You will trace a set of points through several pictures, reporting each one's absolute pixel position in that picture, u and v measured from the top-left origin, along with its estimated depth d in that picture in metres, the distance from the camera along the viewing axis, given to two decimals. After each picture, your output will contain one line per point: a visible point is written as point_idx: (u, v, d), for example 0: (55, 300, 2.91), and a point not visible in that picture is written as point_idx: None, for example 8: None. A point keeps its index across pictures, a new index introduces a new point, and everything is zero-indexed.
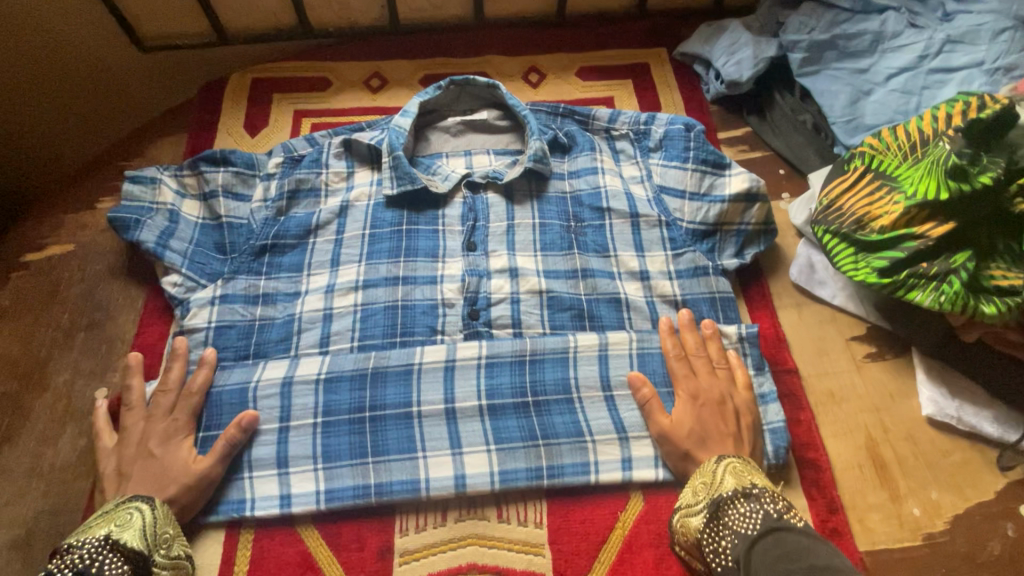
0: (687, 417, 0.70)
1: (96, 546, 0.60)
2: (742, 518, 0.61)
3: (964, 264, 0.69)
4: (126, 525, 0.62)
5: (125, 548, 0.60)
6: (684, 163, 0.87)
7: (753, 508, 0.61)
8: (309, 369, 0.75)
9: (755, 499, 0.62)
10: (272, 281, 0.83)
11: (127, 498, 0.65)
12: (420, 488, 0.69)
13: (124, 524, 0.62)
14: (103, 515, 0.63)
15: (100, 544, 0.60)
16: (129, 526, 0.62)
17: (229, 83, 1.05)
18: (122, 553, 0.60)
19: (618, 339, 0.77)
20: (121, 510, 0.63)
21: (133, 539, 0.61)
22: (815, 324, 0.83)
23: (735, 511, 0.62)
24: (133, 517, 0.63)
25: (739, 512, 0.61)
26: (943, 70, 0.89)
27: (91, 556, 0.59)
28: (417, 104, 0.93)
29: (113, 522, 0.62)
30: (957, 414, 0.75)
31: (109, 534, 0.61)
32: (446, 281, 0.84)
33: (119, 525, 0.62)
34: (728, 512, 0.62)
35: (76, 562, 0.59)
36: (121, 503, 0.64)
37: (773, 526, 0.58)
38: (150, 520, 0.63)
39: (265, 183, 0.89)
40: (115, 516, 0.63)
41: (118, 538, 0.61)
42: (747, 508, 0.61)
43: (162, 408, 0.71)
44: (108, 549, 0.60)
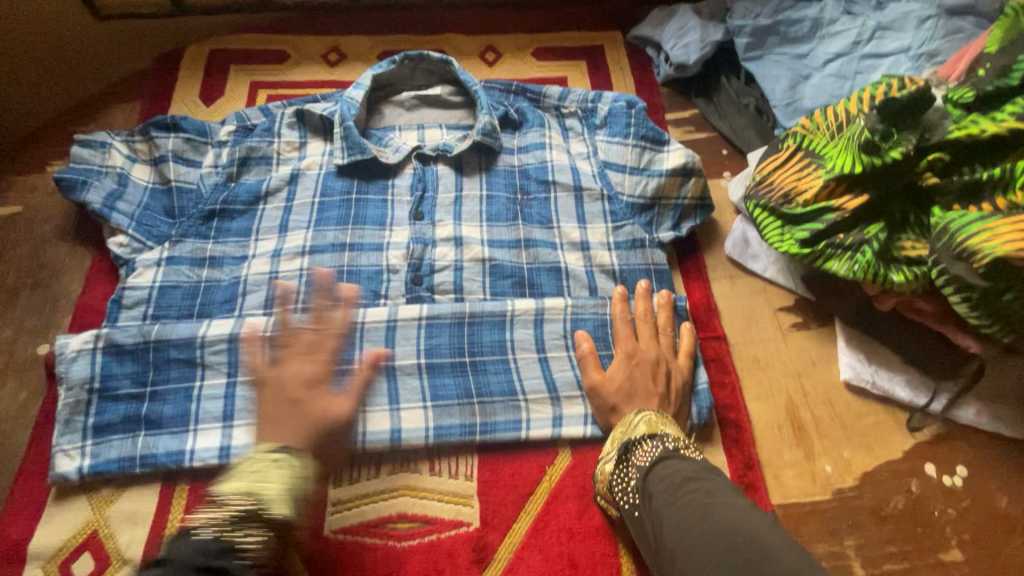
0: (618, 374, 0.73)
1: (245, 509, 0.57)
2: (644, 454, 0.66)
3: (876, 235, 0.73)
4: (275, 486, 0.59)
5: (271, 513, 0.58)
6: (626, 139, 0.90)
7: (655, 446, 0.66)
8: (255, 326, 0.77)
9: (659, 439, 0.67)
10: (220, 246, 0.85)
11: (265, 447, 0.62)
12: (357, 440, 0.71)
13: (270, 485, 0.59)
14: (242, 470, 0.60)
15: (249, 505, 0.57)
16: (278, 488, 0.59)
17: (186, 54, 1.05)
18: (266, 519, 0.57)
19: (555, 304, 0.80)
20: (259, 466, 0.60)
21: (280, 506, 0.59)
22: (746, 295, 0.87)
23: (640, 449, 0.66)
24: (279, 480, 0.60)
25: (642, 449, 0.66)
26: (874, 56, 0.93)
27: (234, 520, 0.56)
28: (370, 77, 0.95)
29: (258, 481, 0.59)
30: (872, 378, 0.79)
31: (253, 496, 0.58)
32: (391, 248, 0.86)
33: (265, 485, 0.59)
34: (634, 450, 0.67)
35: (225, 520, 0.56)
36: (262, 456, 0.61)
37: (666, 455, 0.64)
38: (294, 484, 0.61)
39: (217, 150, 0.91)
40: (258, 474, 0.60)
41: (264, 502, 0.58)
42: (650, 446, 0.66)
43: (301, 346, 0.70)
44: (257, 512, 0.57)
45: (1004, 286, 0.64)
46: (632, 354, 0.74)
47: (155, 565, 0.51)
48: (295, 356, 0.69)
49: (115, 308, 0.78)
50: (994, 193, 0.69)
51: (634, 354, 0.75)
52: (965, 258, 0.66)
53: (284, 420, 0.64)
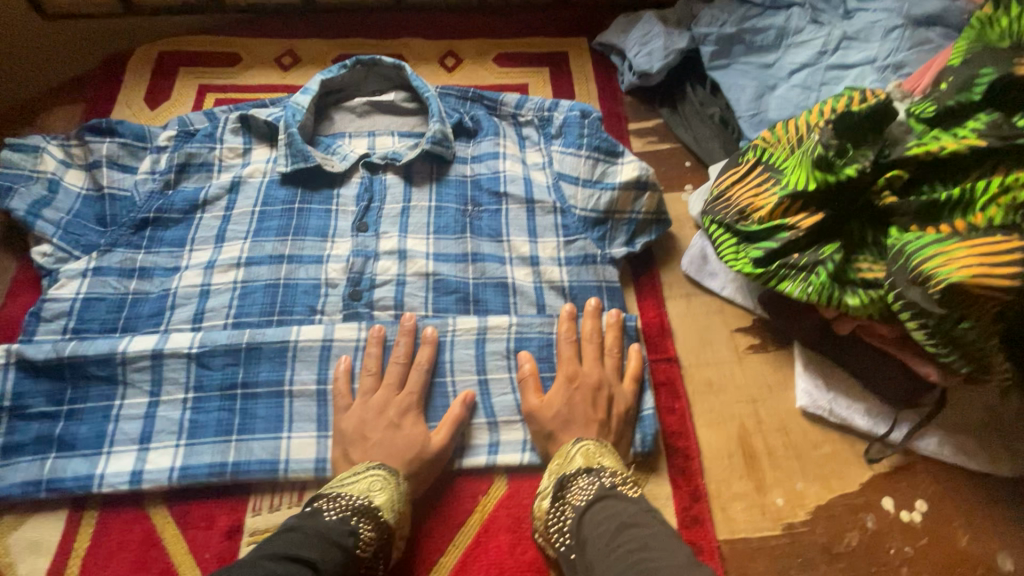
0: (557, 399, 0.70)
1: (357, 504, 0.61)
2: (580, 491, 0.62)
3: (831, 255, 0.68)
4: (381, 494, 0.62)
5: (379, 517, 0.61)
6: (579, 150, 0.86)
7: (591, 482, 0.62)
8: (181, 342, 0.72)
9: (595, 474, 0.63)
10: (151, 256, 0.81)
11: (364, 462, 0.65)
12: (278, 468, 0.67)
13: (377, 493, 0.62)
14: (356, 476, 0.64)
15: (360, 505, 0.61)
16: (384, 495, 0.62)
17: (134, 55, 1.02)
18: (375, 521, 0.60)
19: (498, 323, 0.76)
20: (374, 475, 0.63)
21: (386, 511, 0.62)
22: (701, 314, 0.83)
23: (575, 485, 0.63)
24: (388, 489, 0.63)
25: (578, 486, 0.62)
26: (840, 67, 0.89)
27: (352, 514, 0.60)
28: (318, 81, 0.92)
29: (365, 486, 0.63)
30: (829, 406, 0.75)
31: (364, 497, 0.61)
32: (332, 260, 0.82)
33: (371, 491, 0.62)
34: (569, 486, 0.63)
35: (343, 509, 0.60)
36: (370, 467, 0.65)
37: (604, 494, 0.60)
38: (400, 495, 0.64)
39: (155, 155, 0.87)
40: (368, 482, 0.63)
41: (374, 505, 0.61)
42: (585, 482, 0.62)
43: (396, 380, 0.72)
44: (368, 510, 0.60)
45: (961, 314, 0.60)
46: (573, 377, 0.71)
47: (282, 532, 0.57)
48: (387, 388, 0.71)
49: (34, 321, 0.75)
50: (953, 214, 0.65)
51: (575, 377, 0.71)
52: (921, 283, 0.62)
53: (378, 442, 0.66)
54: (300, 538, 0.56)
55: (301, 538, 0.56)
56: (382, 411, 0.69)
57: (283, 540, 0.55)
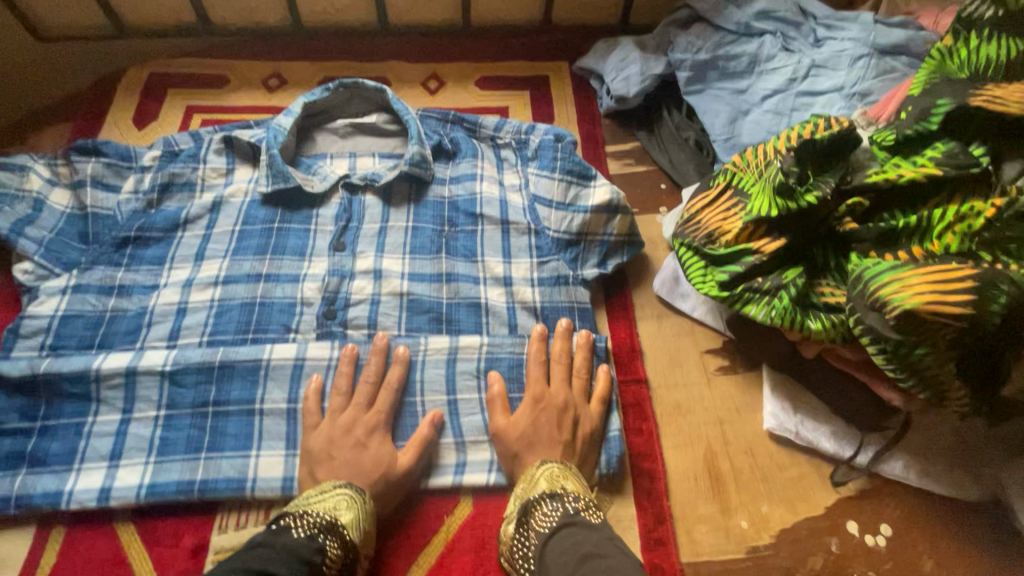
0: (523, 420, 0.71)
1: (323, 521, 0.61)
2: (543, 517, 0.62)
3: (794, 280, 0.70)
4: (347, 513, 0.63)
5: (345, 535, 0.61)
6: (553, 173, 0.88)
7: (555, 508, 0.62)
8: (155, 360, 0.73)
9: (559, 500, 0.63)
10: (131, 274, 0.82)
11: (331, 481, 0.66)
12: (245, 486, 0.68)
13: (344, 511, 0.63)
14: (323, 495, 0.64)
15: (326, 522, 0.61)
16: (351, 513, 0.63)
17: (124, 77, 1.05)
18: (341, 539, 0.60)
19: (469, 343, 0.78)
20: (341, 494, 0.64)
21: (351, 530, 0.62)
22: (672, 335, 0.84)
23: (539, 511, 0.63)
24: (355, 508, 0.63)
25: (542, 512, 0.62)
26: (809, 94, 0.92)
27: (318, 531, 0.60)
28: (300, 104, 0.94)
29: (332, 505, 0.63)
30: (796, 428, 0.75)
31: (330, 515, 0.61)
32: (308, 279, 0.84)
33: (338, 510, 0.62)
34: (533, 512, 0.63)
35: (310, 526, 0.60)
36: (337, 486, 0.65)
37: (568, 523, 0.60)
38: (366, 514, 0.64)
39: (139, 175, 0.89)
40: (334, 502, 0.63)
41: (340, 523, 0.61)
42: (550, 508, 0.63)
43: (364, 399, 0.72)
44: (334, 528, 0.61)
45: (917, 340, 0.61)
46: (540, 398, 0.72)
47: (249, 548, 0.57)
48: (356, 407, 0.72)
49: (12, 337, 0.76)
50: (911, 240, 0.67)
51: (542, 398, 0.72)
52: (878, 309, 0.63)
53: (342, 460, 0.67)
54: (269, 554, 0.56)
55: (270, 555, 0.56)
56: (349, 430, 0.69)
57: (252, 556, 0.56)
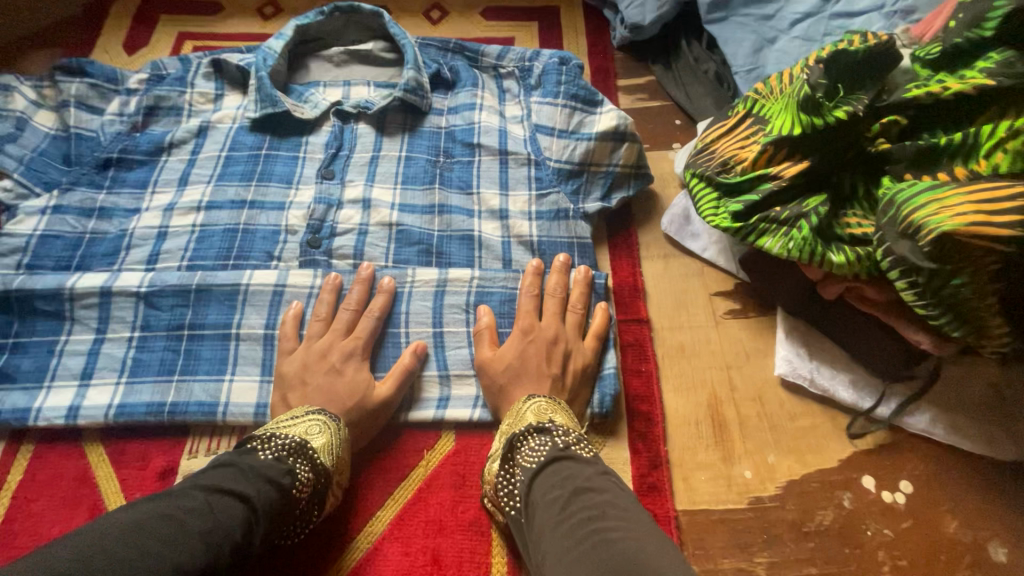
0: (510, 351, 0.66)
1: (292, 444, 0.57)
2: (529, 452, 0.57)
3: (816, 208, 0.63)
4: (320, 437, 0.59)
5: (316, 459, 0.57)
6: (556, 99, 0.81)
7: (542, 443, 0.57)
8: (130, 281, 0.70)
9: (547, 434, 0.58)
10: (112, 196, 0.79)
11: (302, 407, 0.62)
12: (217, 411, 0.65)
13: (316, 436, 0.59)
14: (294, 420, 0.60)
15: (295, 445, 0.57)
16: (323, 439, 0.59)
17: (117, 4, 1.01)
18: (312, 463, 0.57)
19: (459, 275, 0.73)
20: (313, 420, 0.60)
21: (322, 454, 0.58)
22: (679, 276, 0.78)
23: (525, 446, 0.58)
24: (327, 433, 0.59)
25: (528, 446, 0.57)
26: (846, 15, 0.83)
27: (288, 454, 0.56)
28: (293, 27, 0.89)
29: (303, 430, 0.59)
30: (810, 375, 0.69)
31: (301, 438, 0.57)
32: (293, 207, 0.79)
33: (309, 434, 0.58)
34: (519, 447, 0.58)
35: (279, 449, 0.56)
36: (309, 412, 0.61)
37: (556, 456, 0.54)
38: (339, 441, 0.60)
39: (124, 98, 0.85)
40: (307, 426, 0.59)
41: (310, 447, 0.57)
42: (536, 442, 0.57)
43: (343, 325, 0.68)
44: (304, 452, 0.57)
45: (954, 269, 0.54)
46: (528, 330, 0.68)
47: (212, 467, 0.52)
48: (334, 333, 0.68)
49: None
50: (953, 161, 0.59)
51: (531, 330, 0.68)
52: (912, 235, 0.56)
53: (316, 386, 0.63)
54: (236, 473, 0.52)
55: (235, 473, 0.51)
56: (325, 355, 0.66)
57: (216, 474, 0.51)
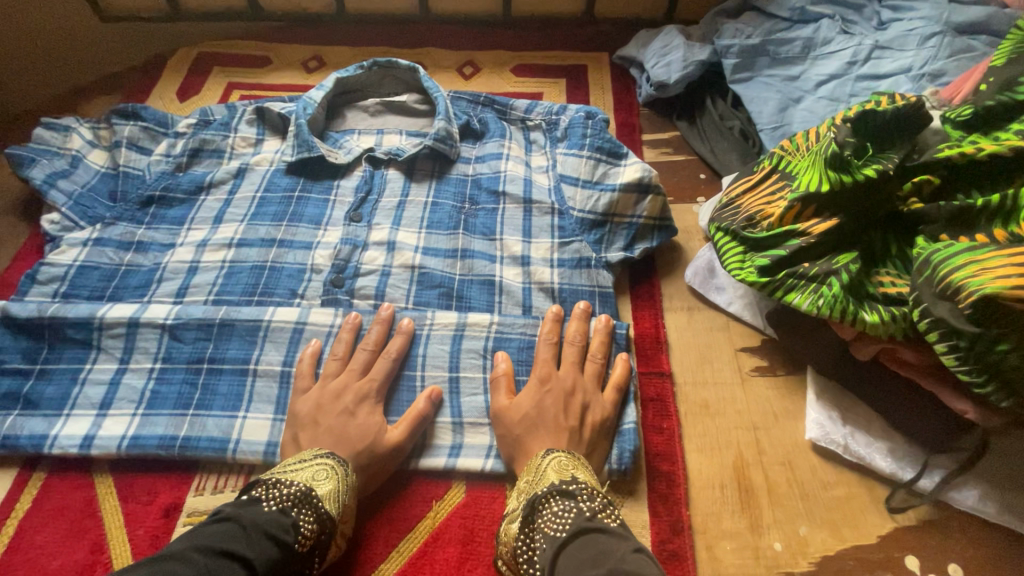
0: (526, 399, 0.65)
1: (298, 493, 0.55)
2: (552, 518, 0.53)
3: (846, 265, 0.61)
4: (326, 484, 0.57)
5: (321, 508, 0.55)
6: (581, 150, 0.83)
7: (567, 508, 0.53)
8: (157, 312, 0.71)
9: (571, 498, 0.54)
10: (150, 231, 0.83)
11: (311, 450, 0.61)
12: (227, 448, 0.64)
13: (322, 482, 0.57)
14: (303, 464, 0.59)
15: (301, 494, 0.55)
16: (331, 485, 0.57)
17: (174, 56, 1.10)
18: (316, 513, 0.55)
19: (478, 320, 0.72)
20: (323, 464, 0.59)
21: (328, 503, 0.56)
22: (703, 330, 0.76)
23: (548, 510, 0.54)
24: (336, 480, 0.58)
25: (551, 512, 0.54)
26: (872, 77, 0.84)
27: (293, 505, 0.54)
28: (333, 79, 0.94)
29: (310, 475, 0.57)
30: (844, 441, 0.65)
31: (306, 486, 0.56)
32: (320, 247, 0.81)
33: (315, 481, 0.57)
34: (541, 511, 0.54)
35: (282, 500, 0.54)
36: (322, 454, 0.60)
37: (583, 526, 0.51)
38: (347, 488, 0.58)
39: (172, 140, 0.90)
40: (314, 471, 0.58)
41: (315, 494, 0.56)
42: (560, 506, 0.54)
43: (359, 365, 0.68)
44: (308, 501, 0.55)
45: (999, 333, 0.51)
46: (546, 380, 0.66)
47: (213, 524, 0.51)
48: (351, 373, 0.67)
49: (28, 283, 0.77)
50: (991, 222, 0.57)
51: (549, 380, 0.66)
52: (950, 297, 0.53)
53: (327, 429, 0.62)
54: (232, 530, 0.50)
55: (231, 531, 0.50)
56: (338, 397, 0.65)
57: (209, 533, 0.49)
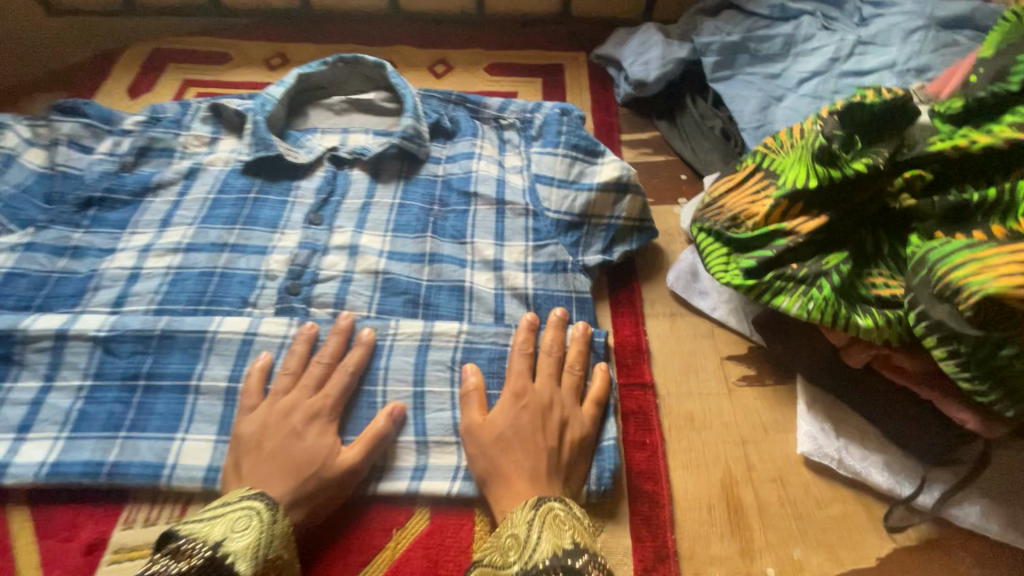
0: (500, 417, 0.59)
1: (204, 561, 0.47)
2: None
3: (837, 266, 0.57)
4: (241, 537, 0.49)
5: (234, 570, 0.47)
6: (556, 149, 0.79)
7: None
8: (90, 324, 0.64)
9: None
10: (89, 236, 0.76)
11: (243, 489, 0.53)
12: (161, 474, 0.58)
13: (238, 535, 0.49)
14: (223, 510, 0.51)
15: (209, 555, 0.47)
16: (248, 538, 0.49)
17: (126, 53, 1.03)
18: None
19: (445, 329, 0.67)
20: (243, 511, 0.50)
21: (241, 560, 0.48)
22: (687, 337, 0.72)
23: None
24: (256, 530, 0.50)
25: None
26: (855, 74, 0.82)
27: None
28: (295, 75, 0.88)
29: (225, 529, 0.49)
30: (838, 455, 0.60)
31: (215, 547, 0.48)
32: (276, 252, 0.75)
33: (231, 534, 0.49)
34: None
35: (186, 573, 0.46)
36: (246, 497, 0.52)
37: None
38: (270, 537, 0.50)
39: (117, 139, 0.84)
40: (229, 523, 0.50)
41: (225, 555, 0.48)
42: None
43: (313, 380, 0.62)
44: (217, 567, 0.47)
45: (1002, 337, 0.48)
46: (521, 394, 0.61)
47: None
48: (303, 389, 0.61)
49: None
50: (988, 218, 0.54)
51: (523, 395, 0.61)
52: (949, 298, 0.50)
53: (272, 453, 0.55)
54: None
55: None
56: (289, 415, 0.58)
57: None
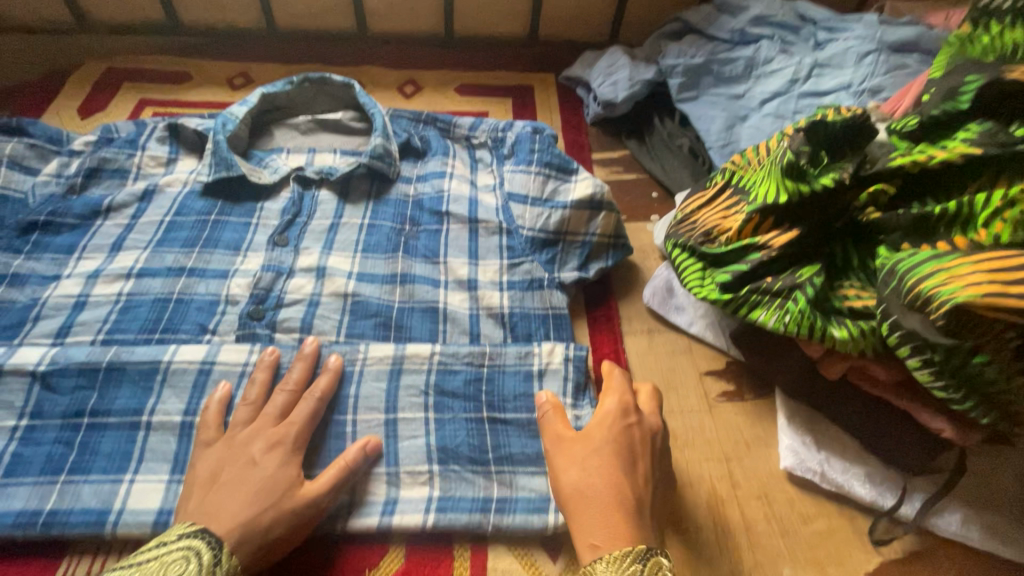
0: (602, 431, 0.53)
1: None
2: None
3: (811, 278, 0.57)
4: None
5: None
6: (530, 166, 0.78)
7: None
8: (29, 356, 0.59)
9: None
10: (30, 262, 0.70)
11: (178, 529, 0.49)
12: (106, 521, 0.53)
13: None
14: (155, 555, 0.47)
15: None
16: None
17: (78, 71, 0.99)
18: None
19: (417, 351, 0.64)
20: (179, 554, 0.46)
21: None
22: (665, 354, 0.71)
23: None
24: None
25: None
26: (813, 94, 0.86)
27: None
28: (258, 95, 0.85)
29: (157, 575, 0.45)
30: (820, 468, 0.60)
31: None
32: (237, 275, 0.71)
33: None
34: None
35: None
36: (184, 536, 0.48)
37: None
38: None
39: (65, 160, 0.79)
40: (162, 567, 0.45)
41: None
42: None
43: (277, 412, 0.58)
44: None
45: (975, 344, 0.48)
46: (630, 413, 0.54)
47: None
48: (267, 421, 0.57)
49: None
50: (950, 230, 0.55)
51: (634, 415, 0.55)
52: (920, 308, 0.50)
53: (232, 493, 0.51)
54: None
55: None
56: (248, 451, 0.54)
57: None
